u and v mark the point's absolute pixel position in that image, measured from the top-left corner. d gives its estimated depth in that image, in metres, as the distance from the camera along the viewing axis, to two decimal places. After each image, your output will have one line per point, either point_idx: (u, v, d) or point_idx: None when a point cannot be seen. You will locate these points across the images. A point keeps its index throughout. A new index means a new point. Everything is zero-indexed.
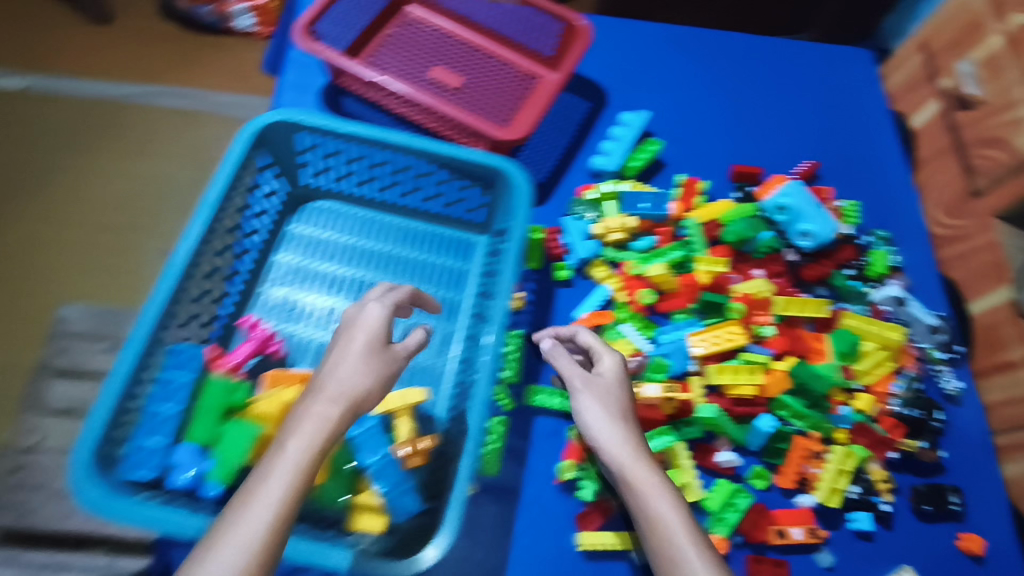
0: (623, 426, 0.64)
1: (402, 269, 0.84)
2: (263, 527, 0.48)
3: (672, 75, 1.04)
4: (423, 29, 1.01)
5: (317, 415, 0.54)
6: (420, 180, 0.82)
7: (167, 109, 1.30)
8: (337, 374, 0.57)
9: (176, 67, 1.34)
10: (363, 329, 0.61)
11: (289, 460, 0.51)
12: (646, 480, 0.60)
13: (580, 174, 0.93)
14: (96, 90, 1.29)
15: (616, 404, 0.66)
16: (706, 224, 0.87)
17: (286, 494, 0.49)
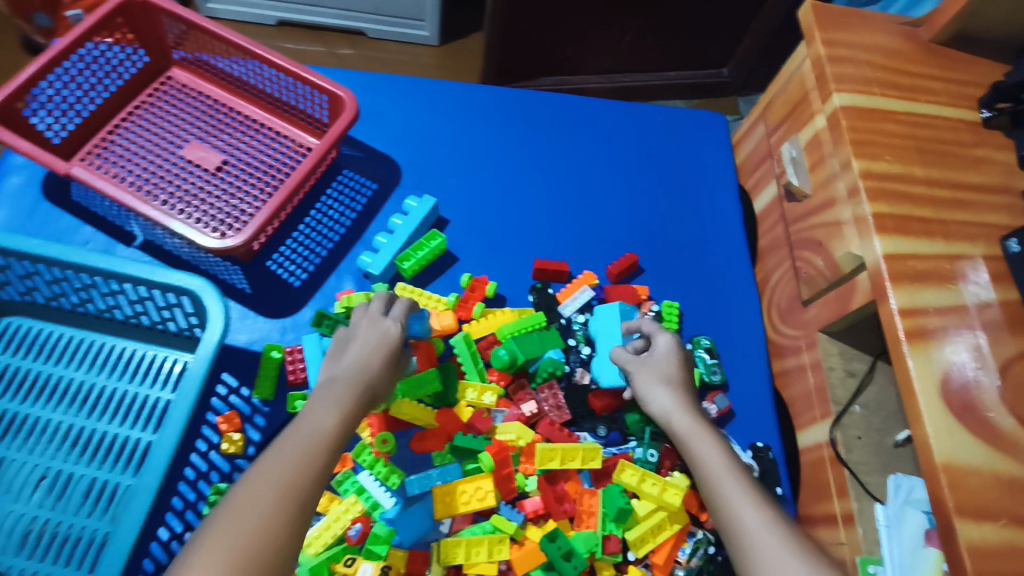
0: (674, 388, 0.63)
1: (89, 406, 0.67)
2: (285, 497, 0.46)
3: (487, 144, 0.90)
4: (187, 96, 0.88)
5: (325, 402, 0.54)
6: (110, 297, 0.68)
7: None
8: (356, 359, 0.59)
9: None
10: (373, 333, 0.62)
11: (313, 431, 0.51)
12: (686, 422, 0.61)
13: (349, 274, 0.79)
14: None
15: (666, 371, 0.65)
16: (482, 341, 0.73)
17: (313, 465, 0.49)
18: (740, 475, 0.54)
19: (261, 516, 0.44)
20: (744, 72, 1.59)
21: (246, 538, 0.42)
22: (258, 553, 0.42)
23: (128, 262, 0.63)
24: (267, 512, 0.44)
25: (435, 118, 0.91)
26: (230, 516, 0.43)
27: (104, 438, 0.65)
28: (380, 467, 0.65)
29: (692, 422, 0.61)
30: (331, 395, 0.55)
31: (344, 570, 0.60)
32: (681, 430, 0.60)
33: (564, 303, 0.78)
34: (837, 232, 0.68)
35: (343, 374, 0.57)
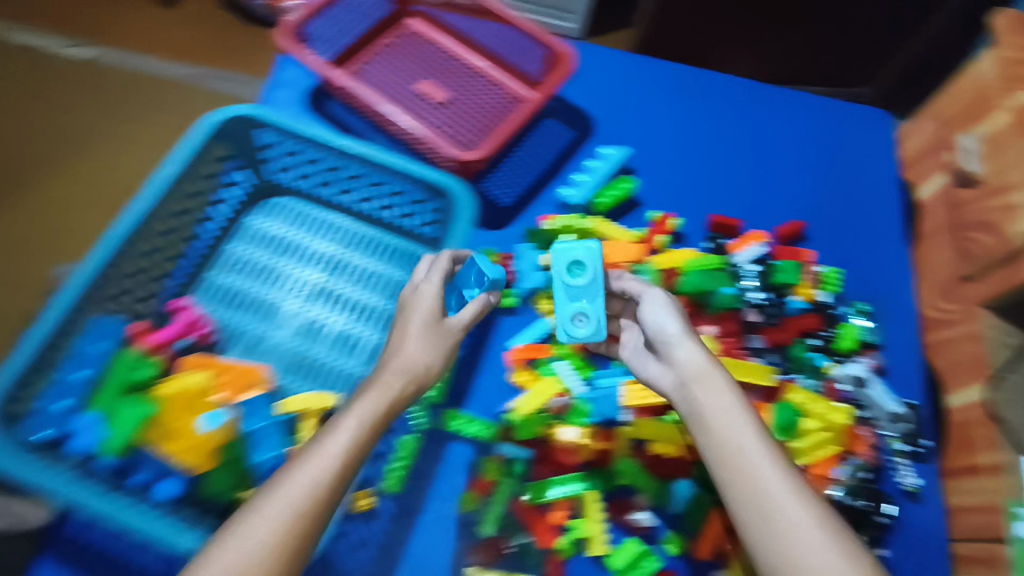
0: (692, 343, 0.60)
1: (344, 274, 0.83)
2: (320, 489, 0.49)
3: (672, 110, 1.00)
4: (420, 42, 1.02)
5: (368, 398, 0.56)
6: (371, 189, 0.83)
7: (201, 90, 1.33)
8: (400, 353, 0.61)
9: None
10: (422, 303, 0.65)
11: (338, 433, 0.53)
12: (696, 380, 0.57)
13: (548, 204, 0.91)
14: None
15: (671, 330, 0.61)
16: (665, 271, 0.84)
17: (336, 460, 0.51)
18: (750, 432, 0.53)
19: (285, 515, 0.47)
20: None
21: (274, 528, 0.46)
22: (279, 545, 0.46)
23: (394, 159, 0.78)
24: (291, 505, 0.47)
25: (626, 83, 1.02)
26: (262, 508, 0.47)
27: (359, 301, 0.82)
28: (573, 359, 0.79)
29: (723, 396, 0.55)
30: (372, 392, 0.57)
31: (547, 431, 0.72)
32: (697, 400, 0.56)
33: (737, 253, 0.87)
34: (1011, 215, 0.75)
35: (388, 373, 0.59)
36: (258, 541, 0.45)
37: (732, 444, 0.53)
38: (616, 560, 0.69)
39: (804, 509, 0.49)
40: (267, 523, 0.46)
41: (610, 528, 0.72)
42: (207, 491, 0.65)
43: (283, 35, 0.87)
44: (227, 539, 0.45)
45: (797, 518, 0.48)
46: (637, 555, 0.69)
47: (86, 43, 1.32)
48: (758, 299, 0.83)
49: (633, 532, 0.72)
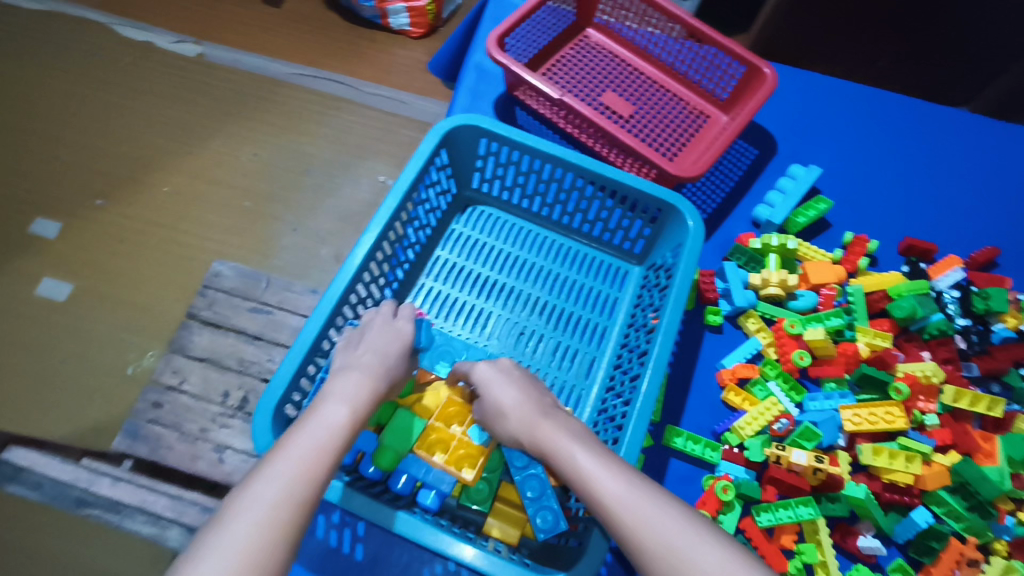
0: (526, 394, 0.60)
1: (553, 286, 0.83)
2: (303, 483, 0.47)
3: (851, 130, 1.00)
4: (601, 55, 1.03)
5: (350, 382, 0.58)
6: (583, 202, 0.83)
7: (313, 92, 1.45)
8: (382, 356, 0.62)
9: (336, 57, 1.49)
10: (394, 320, 0.67)
11: (326, 421, 0.53)
12: (566, 434, 0.54)
13: (740, 223, 0.91)
14: (259, 66, 1.46)
15: (508, 387, 0.62)
16: (873, 295, 0.83)
17: (328, 456, 0.50)
18: (630, 478, 0.49)
19: (278, 507, 0.45)
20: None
21: (264, 522, 0.44)
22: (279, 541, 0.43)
23: (613, 171, 0.77)
24: (284, 502, 0.45)
25: (807, 102, 1.02)
26: (260, 494, 0.45)
27: (570, 316, 0.81)
28: (786, 380, 0.78)
29: (571, 439, 0.54)
30: (352, 382, 0.58)
31: (779, 453, 0.71)
32: (557, 449, 0.54)
33: (937, 278, 0.86)
34: None
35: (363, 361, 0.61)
36: (245, 544, 0.42)
37: (628, 517, 0.47)
38: None
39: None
40: (247, 525, 0.43)
41: (836, 554, 0.71)
42: (464, 496, 0.65)
43: (492, 46, 0.89)
44: (215, 531, 0.43)
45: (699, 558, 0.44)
46: None
47: (211, 45, 1.48)
48: (963, 325, 0.83)
49: (861, 560, 0.71)
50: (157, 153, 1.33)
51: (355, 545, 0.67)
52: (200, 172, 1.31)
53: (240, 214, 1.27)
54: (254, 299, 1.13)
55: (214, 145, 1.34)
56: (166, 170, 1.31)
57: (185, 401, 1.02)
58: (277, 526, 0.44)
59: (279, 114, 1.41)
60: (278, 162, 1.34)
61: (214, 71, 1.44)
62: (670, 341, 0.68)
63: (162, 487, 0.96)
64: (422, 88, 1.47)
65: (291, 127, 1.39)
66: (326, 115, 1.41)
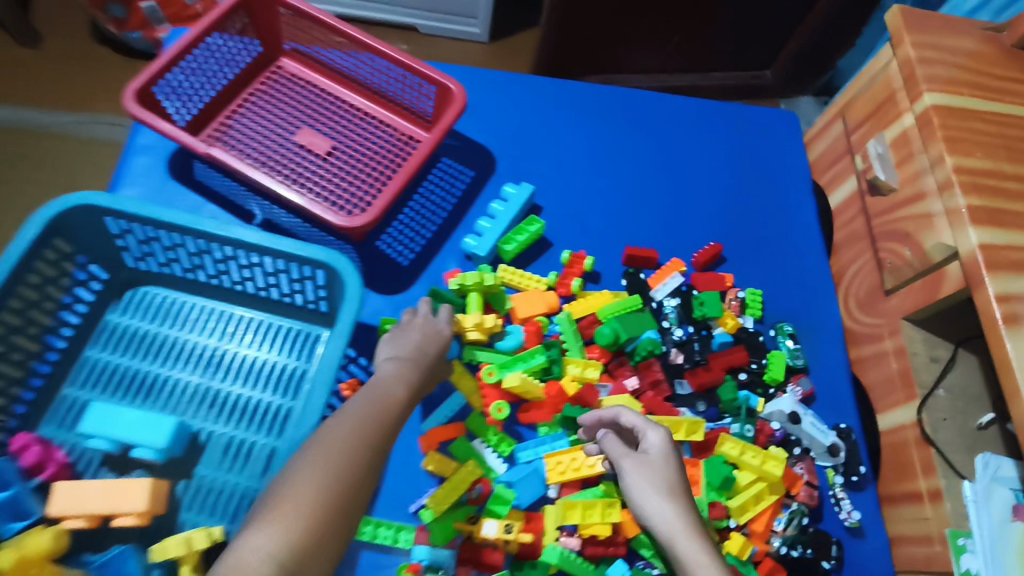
0: (678, 501, 0.58)
1: (228, 368, 0.73)
2: (372, 441, 0.52)
3: (577, 137, 0.94)
4: (298, 86, 0.93)
5: (400, 368, 0.60)
6: (246, 270, 0.74)
7: (94, 140, 1.29)
8: (420, 349, 0.63)
9: (91, 96, 1.32)
10: (429, 329, 0.66)
11: (387, 393, 0.57)
12: (709, 562, 0.54)
13: (452, 257, 0.83)
14: (6, 119, 1.27)
15: (663, 479, 0.59)
16: (582, 320, 0.78)
17: (389, 426, 0.54)
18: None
19: (351, 451, 0.50)
20: (787, 77, 1.41)
21: (334, 473, 0.48)
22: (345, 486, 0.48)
23: (258, 235, 0.68)
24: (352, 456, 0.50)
25: (528, 110, 0.95)
26: (331, 454, 0.49)
27: (245, 401, 0.72)
28: (492, 434, 0.72)
29: (699, 547, 0.55)
30: (406, 371, 0.60)
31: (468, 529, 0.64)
32: (672, 529, 0.56)
33: (656, 288, 0.82)
34: (927, 225, 0.71)
35: (411, 353, 0.63)
36: (316, 492, 0.47)
37: None
38: None
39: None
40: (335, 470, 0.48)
41: None
42: None
43: (130, 98, 0.77)
44: (305, 470, 0.48)
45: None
46: None
47: None
48: (681, 336, 0.79)
49: None
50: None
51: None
52: None
53: None
54: None
55: None
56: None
57: None
58: (333, 486, 0.48)
59: (35, 172, 1.24)
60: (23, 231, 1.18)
61: None
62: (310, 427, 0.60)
63: None
64: None
65: (48, 185, 1.23)
66: (86, 164, 1.26)
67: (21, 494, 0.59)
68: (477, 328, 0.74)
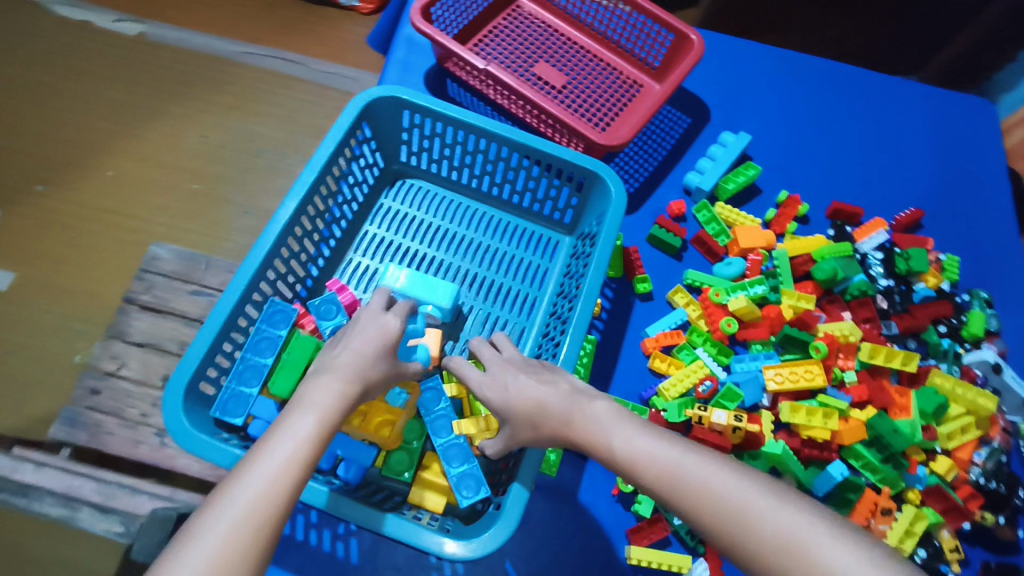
0: (541, 373, 0.60)
1: (482, 257, 0.83)
2: (268, 507, 0.43)
3: (785, 101, 1.01)
4: (535, 25, 1.02)
5: (321, 388, 0.52)
6: (512, 172, 0.83)
7: (259, 69, 1.36)
8: (348, 356, 0.55)
9: (283, 34, 1.41)
10: (369, 330, 0.59)
11: (292, 434, 0.47)
12: (614, 420, 0.53)
13: (672, 189, 0.92)
14: (208, 46, 1.37)
15: (514, 394, 0.59)
16: (797, 258, 0.85)
17: (291, 476, 0.45)
18: (704, 458, 0.49)
19: (238, 519, 0.42)
20: None
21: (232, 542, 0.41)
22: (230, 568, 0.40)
23: (535, 139, 0.77)
24: (223, 536, 0.41)
25: (741, 71, 1.02)
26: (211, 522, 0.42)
27: (500, 285, 0.82)
28: (711, 346, 0.79)
29: (609, 417, 0.54)
30: (313, 393, 0.52)
31: (700, 415, 0.72)
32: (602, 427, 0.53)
33: (862, 241, 0.88)
34: None
35: (335, 365, 0.55)
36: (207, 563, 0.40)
37: (685, 472, 0.48)
38: None
39: (836, 534, 0.43)
40: (205, 551, 0.40)
41: None
42: (387, 468, 0.67)
43: (417, 15, 0.88)
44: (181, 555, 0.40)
45: (780, 522, 0.44)
46: None
47: (154, 24, 1.38)
48: (886, 285, 0.85)
49: None
50: (109, 132, 1.26)
51: (363, 556, 0.68)
52: (136, 149, 1.25)
53: (184, 197, 1.21)
54: (194, 282, 1.10)
55: (155, 123, 1.28)
56: (119, 152, 1.24)
57: (124, 388, 1.00)
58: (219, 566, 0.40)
59: (234, 95, 1.33)
60: (226, 142, 1.28)
61: (154, 50, 1.34)
62: (590, 304, 0.69)
63: (100, 475, 0.92)
64: (366, 62, 1.41)
65: (244, 106, 1.32)
66: (274, 94, 1.34)
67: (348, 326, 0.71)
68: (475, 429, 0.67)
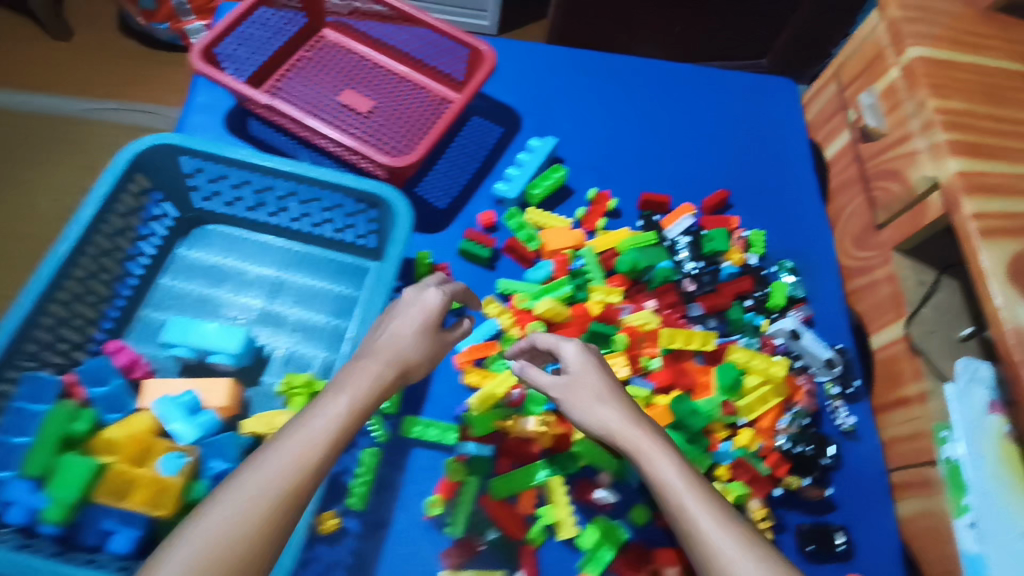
0: (613, 403, 0.62)
1: (287, 295, 0.82)
2: (282, 484, 0.48)
3: (594, 100, 1.03)
4: (339, 53, 1.02)
5: (364, 372, 0.57)
6: (307, 207, 0.81)
7: (117, 125, 1.30)
8: (394, 336, 0.60)
9: (110, 82, 1.35)
10: (418, 307, 0.63)
11: (327, 413, 0.53)
12: (660, 454, 0.58)
13: (484, 201, 0.92)
14: (26, 102, 1.29)
15: (591, 386, 0.63)
16: (604, 254, 0.87)
17: (317, 451, 0.51)
18: (735, 528, 0.53)
19: (266, 494, 0.47)
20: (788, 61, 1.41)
21: (251, 511, 0.47)
22: (231, 559, 0.45)
23: (318, 170, 0.76)
24: (251, 505, 0.47)
25: (549, 77, 1.04)
26: (244, 489, 0.47)
27: (301, 321, 0.80)
28: None
29: (662, 449, 0.58)
30: (362, 374, 0.57)
31: (505, 424, 0.73)
32: (645, 456, 0.58)
33: (669, 228, 0.90)
34: (913, 161, 0.80)
35: (376, 348, 0.60)
36: (220, 532, 0.45)
37: (700, 522, 0.54)
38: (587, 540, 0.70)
39: None
40: (216, 528, 0.46)
41: (576, 509, 0.73)
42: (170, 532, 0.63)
43: (197, 58, 0.86)
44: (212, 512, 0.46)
45: None
46: (606, 531, 0.70)
47: None
48: (693, 269, 0.87)
49: (599, 512, 0.74)
50: None
51: None
52: None
53: None
54: None
55: None
56: None
57: None
58: (227, 536, 0.45)
59: (86, 154, 1.25)
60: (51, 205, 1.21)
61: None
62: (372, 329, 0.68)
63: None
64: None
65: (69, 164, 1.25)
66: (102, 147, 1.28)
67: (119, 389, 0.68)
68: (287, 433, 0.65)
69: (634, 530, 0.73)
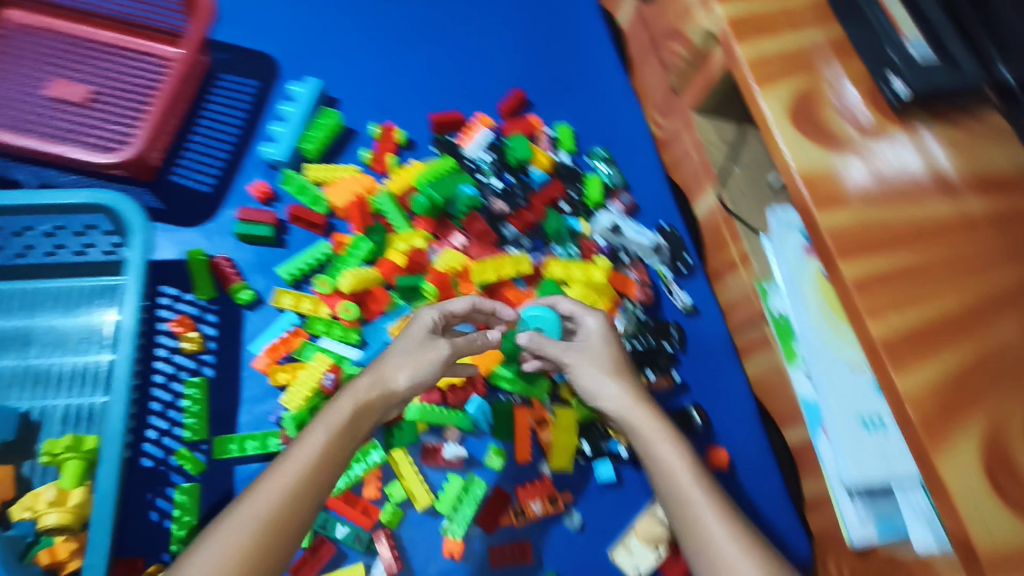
0: (624, 379, 0.61)
1: (43, 343, 0.69)
2: (265, 527, 0.46)
3: (358, 21, 0.90)
4: (29, 35, 0.83)
5: (356, 399, 0.55)
6: (21, 237, 0.68)
7: None
8: (392, 358, 0.58)
9: None
10: (413, 329, 0.60)
11: (315, 443, 0.51)
12: (661, 439, 0.57)
13: (255, 170, 0.81)
14: None
15: (607, 359, 0.62)
16: (400, 194, 0.78)
17: (306, 487, 0.49)
18: (717, 505, 0.53)
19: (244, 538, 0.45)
20: None
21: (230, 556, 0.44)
22: None
23: (15, 195, 0.63)
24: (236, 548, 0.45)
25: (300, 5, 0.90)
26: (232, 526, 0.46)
27: (65, 368, 0.68)
28: (337, 330, 0.72)
29: (629, 406, 0.59)
30: (350, 399, 0.55)
31: None
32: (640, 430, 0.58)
33: (466, 147, 0.82)
34: (687, 15, 0.75)
35: (365, 376, 0.57)
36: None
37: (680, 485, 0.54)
38: (444, 502, 0.66)
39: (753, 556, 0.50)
40: None
41: (427, 474, 0.68)
42: None
43: None
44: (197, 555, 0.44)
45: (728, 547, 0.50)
46: (464, 485, 0.67)
47: None
48: (501, 186, 0.80)
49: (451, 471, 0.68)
50: None
51: None
52: None
53: None
54: None
55: None
56: None
57: None
58: None
59: None
60: None
61: None
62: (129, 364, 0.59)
63: None
64: None
65: None
66: None
67: None
68: (63, 507, 0.57)
69: (493, 475, 0.69)
